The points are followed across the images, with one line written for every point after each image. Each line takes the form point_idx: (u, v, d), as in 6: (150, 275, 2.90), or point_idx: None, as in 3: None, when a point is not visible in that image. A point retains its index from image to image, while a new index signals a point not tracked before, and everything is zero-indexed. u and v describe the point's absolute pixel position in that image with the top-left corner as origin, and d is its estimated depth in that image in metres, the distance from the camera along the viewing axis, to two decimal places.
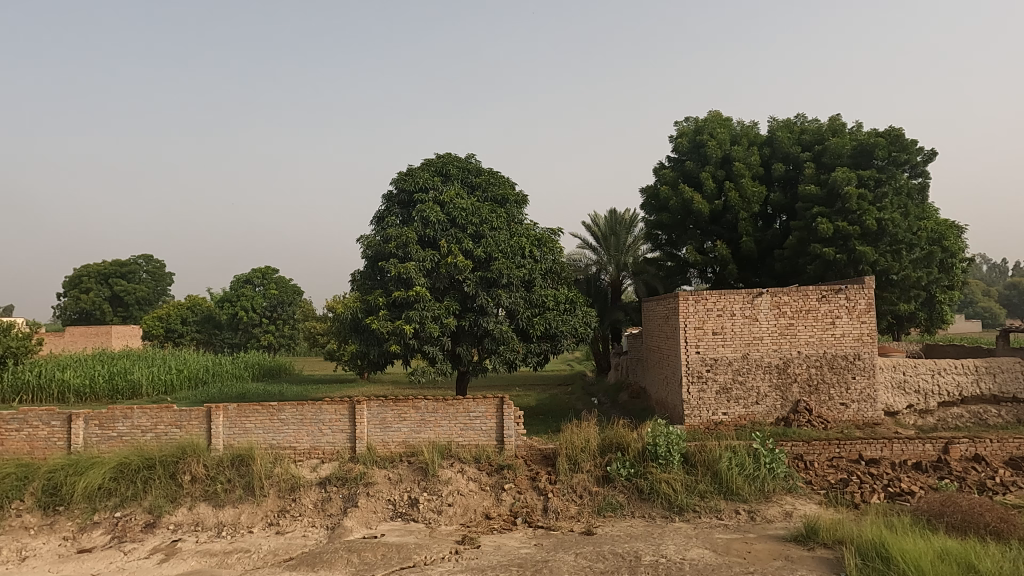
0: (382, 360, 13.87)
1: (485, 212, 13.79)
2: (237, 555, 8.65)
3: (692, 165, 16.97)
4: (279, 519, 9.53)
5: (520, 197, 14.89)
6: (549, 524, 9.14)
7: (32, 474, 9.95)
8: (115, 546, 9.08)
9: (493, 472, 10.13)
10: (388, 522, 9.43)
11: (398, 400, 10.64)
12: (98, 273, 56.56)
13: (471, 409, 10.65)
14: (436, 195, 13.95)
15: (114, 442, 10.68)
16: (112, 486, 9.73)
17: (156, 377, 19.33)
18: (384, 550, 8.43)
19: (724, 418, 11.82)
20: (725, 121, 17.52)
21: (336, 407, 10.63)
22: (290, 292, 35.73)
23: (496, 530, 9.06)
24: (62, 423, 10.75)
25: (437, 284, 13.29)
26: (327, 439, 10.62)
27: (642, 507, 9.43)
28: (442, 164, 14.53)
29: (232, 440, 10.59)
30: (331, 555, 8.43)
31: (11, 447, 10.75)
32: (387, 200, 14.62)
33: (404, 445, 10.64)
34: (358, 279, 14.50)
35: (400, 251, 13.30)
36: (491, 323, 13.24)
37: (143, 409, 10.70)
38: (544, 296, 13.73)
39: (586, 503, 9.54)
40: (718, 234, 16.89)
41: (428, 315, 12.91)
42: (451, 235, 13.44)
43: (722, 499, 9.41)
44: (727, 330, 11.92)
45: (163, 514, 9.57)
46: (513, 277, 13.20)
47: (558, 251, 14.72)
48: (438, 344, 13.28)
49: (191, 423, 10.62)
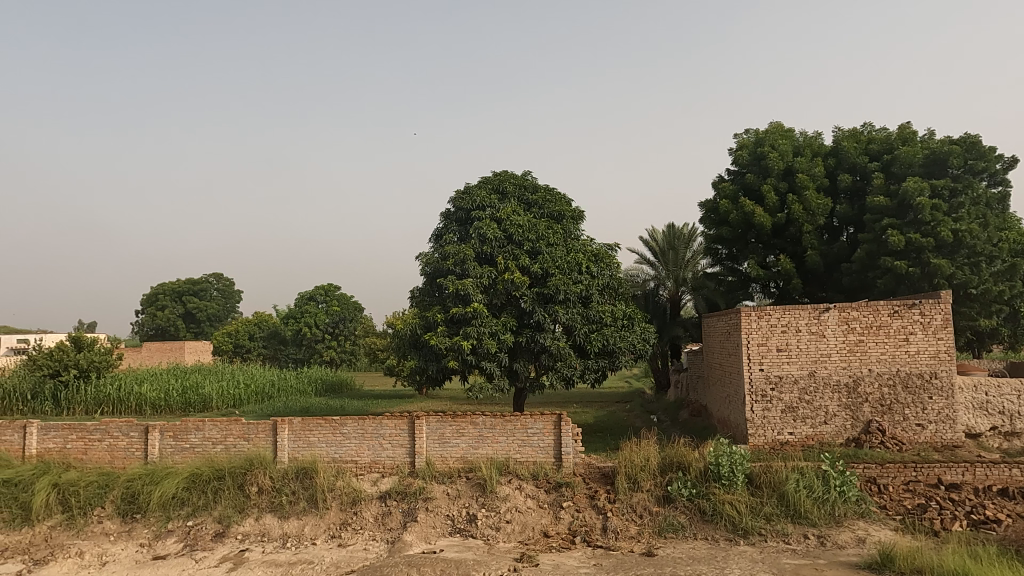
0: (440, 376, 14.06)
1: (541, 228, 13.80)
2: (301, 566, 8.89)
3: (753, 177, 16.57)
4: (342, 531, 9.71)
5: (576, 213, 14.85)
6: (608, 544, 9.01)
7: (112, 483, 10.45)
8: (187, 553, 9.44)
9: (552, 489, 10.06)
10: (446, 538, 9.48)
11: (456, 416, 10.73)
12: (172, 291, 59.73)
13: (529, 426, 10.62)
14: (493, 212, 14.09)
15: (186, 454, 11.14)
16: (185, 496, 10.14)
17: (226, 392, 20.11)
18: (443, 565, 8.47)
19: (791, 438, 11.39)
20: (788, 132, 17.10)
21: (395, 422, 10.78)
22: (351, 309, 36.51)
23: (554, 548, 8.99)
24: (139, 434, 11.28)
25: (494, 300, 13.37)
26: (386, 454, 10.78)
27: (705, 529, 9.18)
28: (499, 182, 14.72)
29: (296, 453, 10.88)
30: (392, 569, 8.53)
31: (93, 456, 11.37)
32: (445, 218, 14.86)
33: (463, 460, 10.68)
34: (417, 295, 14.80)
35: (458, 268, 13.50)
36: (548, 339, 13.18)
37: (213, 422, 11.12)
38: (601, 312, 13.64)
39: (646, 523, 9.36)
40: (780, 249, 16.50)
41: (485, 331, 12.99)
42: (508, 252, 13.52)
43: (789, 523, 9.07)
44: (792, 347, 11.53)
45: (231, 524, 9.88)
46: (570, 293, 13.18)
47: (615, 267, 14.61)
48: (496, 360, 13.32)
49: (258, 436, 10.98)
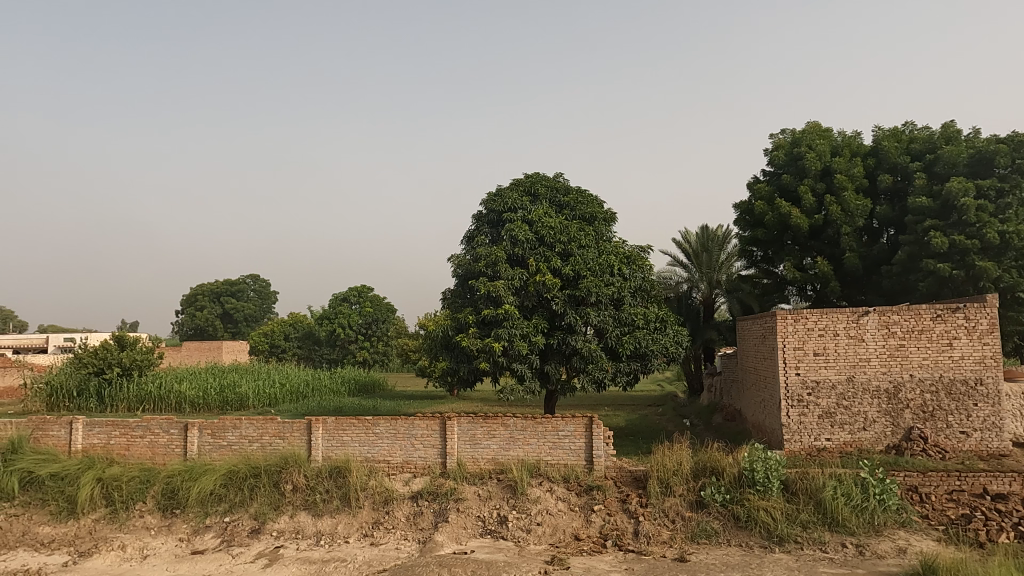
0: (471, 377, 14.12)
1: (573, 230, 13.74)
2: (334, 564, 9.00)
3: (789, 178, 16.28)
4: (374, 530, 9.81)
5: (608, 215, 14.77)
6: (640, 549, 8.93)
7: (153, 478, 10.73)
8: (224, 549, 9.64)
9: (583, 493, 10.02)
10: (477, 539, 9.51)
11: (487, 418, 10.75)
12: (211, 291, 61.17)
13: (560, 428, 10.59)
14: (525, 215, 14.10)
15: (224, 451, 11.38)
16: (222, 492, 10.36)
17: (261, 391, 20.49)
18: (474, 566, 8.50)
19: (829, 444, 11.14)
20: (826, 132, 16.73)
21: (427, 422, 10.86)
22: (384, 310, 36.79)
23: (586, 552, 8.94)
24: (179, 431, 11.56)
25: (526, 302, 13.38)
26: (418, 454, 10.86)
27: (738, 536, 9.04)
28: (531, 183, 14.72)
29: (330, 452, 11.03)
30: (423, 568, 8.59)
31: (135, 452, 11.69)
32: (477, 220, 14.91)
33: (494, 461, 10.71)
34: (449, 296, 14.89)
35: (489, 270, 13.55)
36: (579, 341, 13.19)
37: (250, 420, 11.34)
38: (634, 314, 13.54)
39: (678, 528, 9.26)
40: (817, 251, 16.19)
41: (517, 333, 12.99)
42: (539, 254, 13.51)
43: (826, 531, 8.89)
44: (830, 351, 11.29)
45: (267, 521, 10.06)
46: (602, 295, 13.12)
47: (647, 269, 14.49)
48: (527, 362, 13.32)
49: (293, 435, 11.17)
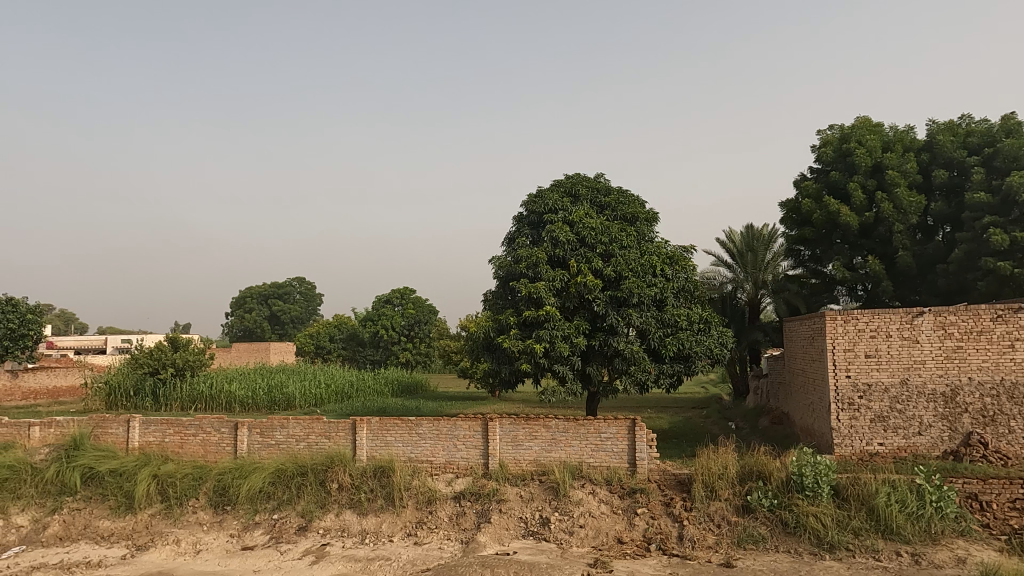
0: (513, 379, 14.14)
1: (615, 230, 13.63)
2: (379, 562, 9.13)
3: (838, 175, 15.83)
4: (417, 530, 9.91)
5: (650, 215, 14.61)
6: (685, 553, 8.81)
7: (205, 476, 11.07)
8: (273, 545, 9.88)
9: (626, 495, 9.93)
10: (520, 540, 9.51)
11: (529, 419, 10.76)
12: (259, 294, 62.90)
13: (603, 430, 10.53)
14: (566, 216, 14.05)
15: (272, 450, 11.66)
16: (270, 490, 10.62)
17: (308, 391, 20.94)
18: (517, 567, 8.51)
19: (881, 449, 10.77)
20: (876, 127, 16.21)
21: (469, 424, 10.93)
22: (426, 312, 37.17)
23: (629, 555, 8.86)
24: (229, 430, 11.90)
25: (567, 303, 13.34)
26: (461, 455, 10.93)
27: (787, 542, 8.83)
28: (571, 184, 14.68)
29: (374, 451, 11.20)
30: (466, 568, 8.63)
31: (189, 449, 12.07)
32: (518, 221, 14.94)
33: (536, 463, 10.70)
34: (490, 298, 14.96)
35: (530, 271, 13.55)
36: (621, 343, 13.05)
37: (297, 420, 11.59)
38: (677, 316, 13.35)
39: (724, 533, 9.10)
40: (868, 249, 15.72)
41: (558, 334, 12.96)
42: (580, 255, 13.44)
43: (879, 539, 8.61)
44: (882, 353, 10.94)
45: (314, 518, 10.26)
46: (644, 296, 12.98)
47: (690, 270, 14.29)
48: (569, 363, 13.28)
49: (338, 434, 11.38)
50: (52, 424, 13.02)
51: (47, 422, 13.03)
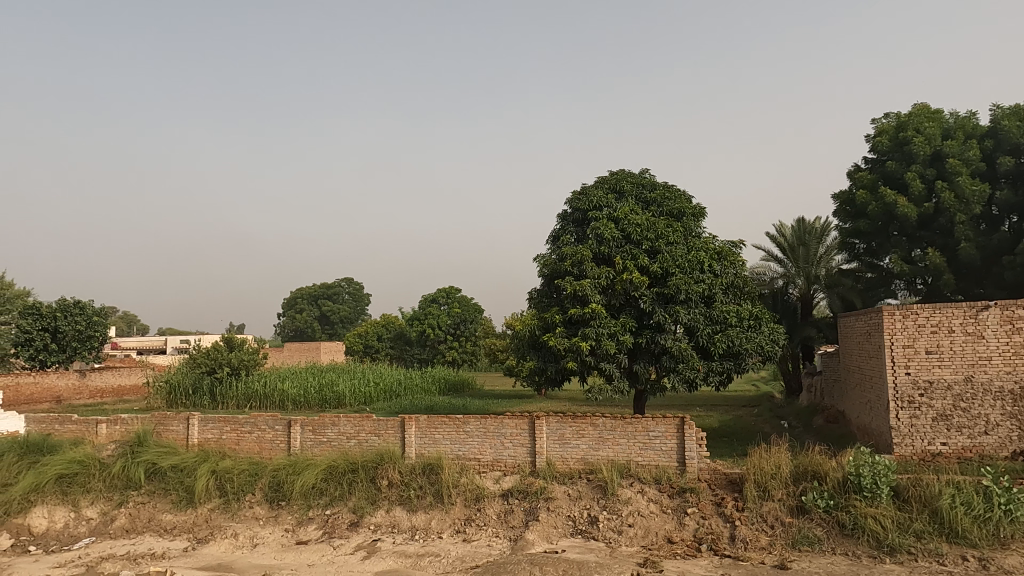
0: (559, 377, 14.12)
1: (661, 226, 13.45)
2: (429, 558, 9.25)
3: (895, 165, 15.27)
4: (466, 527, 10.00)
5: (697, 210, 14.36)
6: (737, 554, 8.65)
7: (260, 472, 11.41)
8: (326, 540, 10.10)
9: (675, 494, 9.79)
10: (568, 538, 9.49)
11: (576, 417, 10.72)
12: (309, 294, 64.43)
13: (651, 429, 10.41)
14: (611, 213, 13.92)
15: (324, 447, 11.93)
16: (323, 486, 10.87)
17: (357, 390, 21.35)
18: (565, 566, 8.49)
19: (944, 449, 10.35)
20: (936, 113, 15.56)
21: (516, 422, 10.96)
22: (471, 310, 37.38)
23: (679, 555, 8.75)
24: (283, 427, 12.22)
25: (613, 301, 13.24)
26: (508, 453, 10.98)
27: (845, 544, 8.56)
28: (616, 181, 14.55)
29: (423, 449, 11.35)
30: (515, 566, 8.66)
31: (245, 446, 12.45)
32: (562, 219, 14.88)
33: (583, 461, 10.66)
34: (535, 296, 14.96)
35: (575, 269, 13.48)
36: (669, 340, 12.87)
37: (348, 418, 11.83)
38: (726, 312, 13.10)
39: (778, 534, 8.88)
40: (928, 242, 15.13)
41: (605, 332, 12.89)
42: (626, 252, 13.31)
43: (944, 542, 8.29)
44: (944, 349, 10.50)
45: (365, 514, 10.45)
46: (692, 293, 12.78)
47: (739, 265, 13.98)
48: (615, 361, 13.19)
49: (387, 432, 11.57)
50: (118, 421, 13.61)
51: (113, 419, 13.63)
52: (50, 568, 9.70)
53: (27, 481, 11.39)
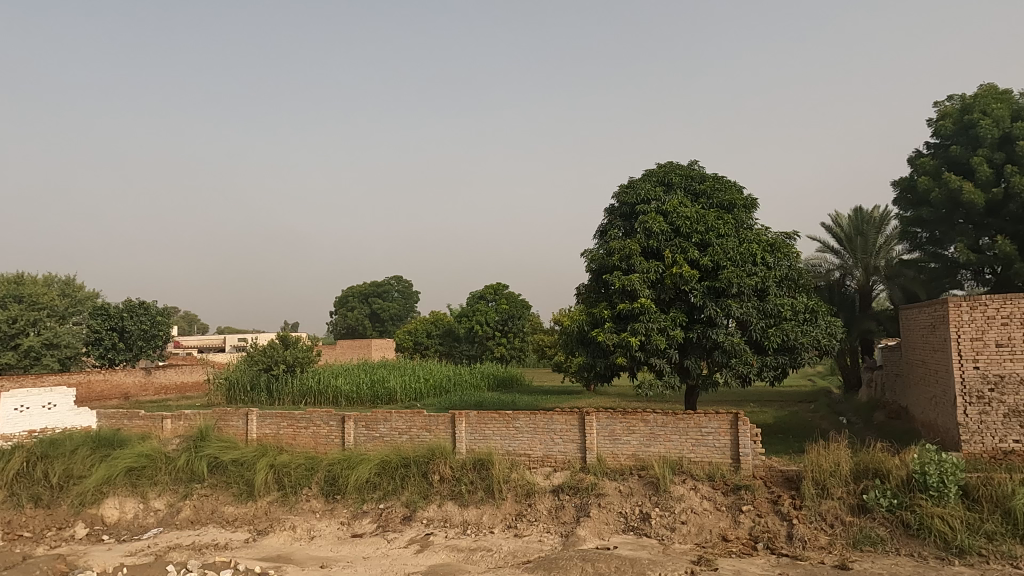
0: (608, 373, 13.99)
1: (711, 219, 13.19)
2: (481, 553, 9.32)
3: (959, 149, 14.61)
4: (517, 522, 10.03)
5: (748, 201, 14.03)
6: (795, 553, 8.43)
7: (316, 466, 11.71)
8: (380, 533, 10.28)
9: (730, 492, 9.60)
10: (620, 535, 9.42)
11: (627, 413, 10.64)
12: (360, 293, 65.75)
13: (703, 425, 10.25)
14: (659, 206, 13.72)
15: (377, 442, 12.15)
16: (376, 480, 11.09)
17: (408, 386, 21.65)
18: (618, 563, 8.43)
19: (1018, 447, 9.83)
20: (1004, 94, 14.79)
21: (566, 417, 10.95)
22: (518, 307, 37.46)
23: (734, 554, 8.59)
24: (337, 423, 12.50)
25: (663, 295, 13.07)
26: (558, 449, 10.98)
27: (910, 545, 8.25)
28: (664, 173, 14.34)
29: (473, 444, 11.46)
30: (567, 562, 8.65)
31: (301, 441, 12.80)
32: (610, 213, 14.75)
33: (634, 458, 10.57)
34: (583, 291, 14.88)
35: (623, 264, 13.34)
36: (721, 334, 12.62)
37: (399, 414, 12.03)
38: (780, 306, 12.76)
39: (838, 533, 8.62)
40: (996, 229, 14.46)
41: (654, 327, 12.74)
42: (675, 245, 13.10)
43: (1018, 545, 7.89)
44: (1016, 342, 9.98)
45: (417, 509, 10.60)
46: (744, 286, 12.50)
47: (794, 257, 13.61)
48: (665, 357, 13.00)
49: (438, 428, 11.72)
50: (182, 417, 14.17)
51: (177, 415, 14.19)
52: (122, 556, 10.17)
53: (100, 474, 11.97)
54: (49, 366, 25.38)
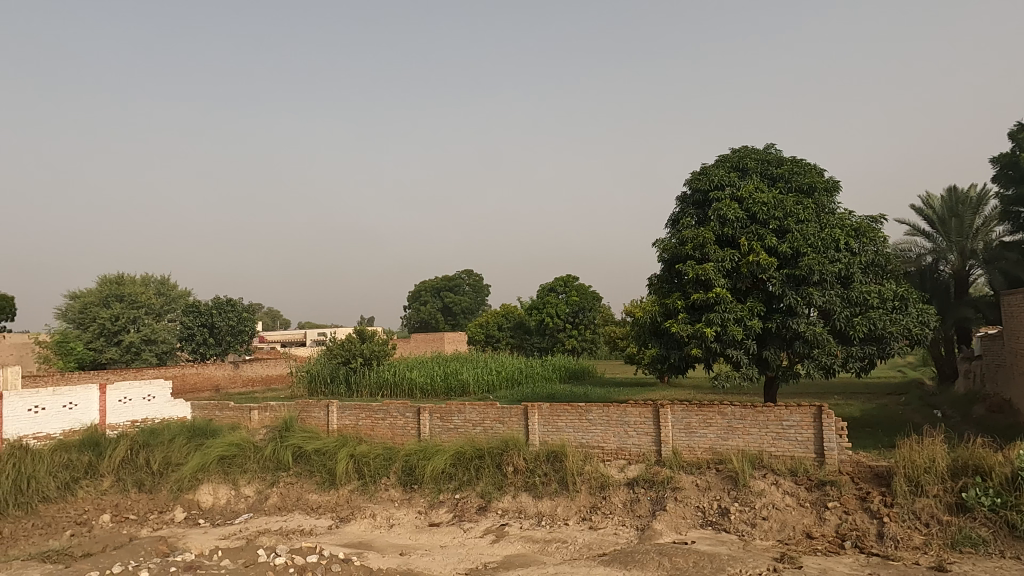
0: (683, 365, 13.71)
1: (790, 203, 12.68)
2: (556, 544, 9.35)
3: None
4: (592, 514, 9.98)
5: (830, 184, 13.40)
6: (886, 553, 8.02)
7: (394, 456, 12.06)
8: (456, 523, 10.46)
9: (814, 487, 9.23)
10: (697, 529, 9.23)
11: (703, 406, 10.41)
12: (432, 287, 67.17)
13: (784, 418, 9.90)
14: (733, 192, 13.29)
15: (452, 433, 12.37)
16: (452, 471, 11.30)
17: (481, 378, 21.93)
18: (696, 558, 8.26)
19: None
20: None
21: (640, 410, 10.83)
22: (590, 299, 37.20)
23: (820, 551, 8.25)
24: (413, 415, 12.81)
25: (739, 285, 12.68)
26: (633, 441, 10.88)
27: (1016, 547, 7.69)
28: (738, 158, 13.87)
29: (546, 436, 11.52)
30: (643, 555, 8.55)
31: (379, 432, 13.18)
32: (682, 201, 14.41)
33: (711, 451, 10.34)
34: (655, 282, 14.64)
35: (697, 253, 13.03)
36: (802, 324, 12.12)
37: (473, 406, 12.21)
38: (866, 293, 12.15)
39: (934, 533, 8.15)
40: None
41: (730, 317, 12.38)
42: (751, 232, 12.67)
43: None
44: None
45: (492, 499, 10.71)
46: (827, 273, 11.97)
47: (881, 241, 12.88)
48: (743, 347, 12.62)
49: (511, 419, 11.83)
50: (268, 408, 14.86)
51: (263, 407, 14.89)
52: (217, 540, 10.77)
53: (195, 462, 12.70)
54: (148, 361, 27.04)
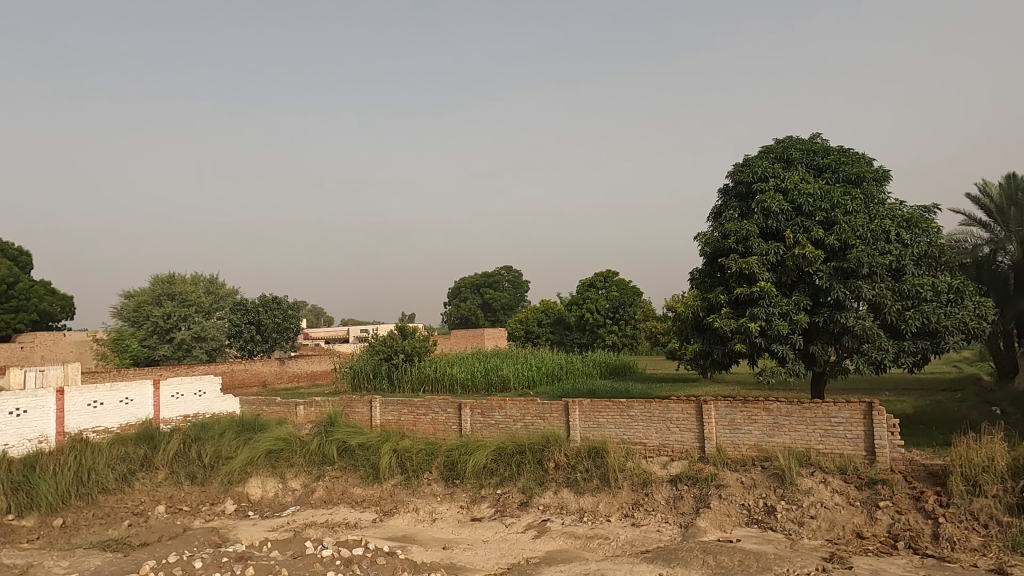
0: (727, 360, 13.47)
1: (837, 194, 12.33)
2: (598, 541, 9.31)
3: None
4: (635, 511, 9.91)
5: (879, 173, 12.99)
6: (941, 554, 7.75)
7: (436, 452, 12.19)
8: (498, 518, 10.51)
9: (865, 486, 8.98)
10: (742, 528, 9.07)
11: (747, 402, 10.22)
12: (472, 284, 67.57)
13: (832, 415, 9.65)
14: (778, 183, 12.99)
15: (493, 428, 12.43)
16: (493, 466, 11.36)
17: (521, 373, 21.98)
18: (741, 556, 8.12)
19: None
20: None
21: (682, 406, 10.69)
22: (630, 293, 36.86)
23: (872, 552, 8.02)
24: (454, 410, 12.91)
25: (784, 278, 12.40)
26: (675, 438, 10.75)
27: None
28: (782, 149, 13.55)
29: (587, 432, 11.48)
30: (687, 553, 8.45)
31: (421, 427, 13.33)
32: (724, 194, 14.15)
33: (757, 448, 10.15)
34: (697, 277, 14.41)
35: (740, 246, 12.78)
36: (850, 319, 11.79)
37: (514, 401, 12.25)
38: (918, 286, 11.74)
39: (993, 535, 7.84)
40: None
41: (775, 312, 12.11)
42: (797, 224, 12.37)
43: None
44: None
45: (534, 495, 10.73)
46: (876, 266, 11.62)
47: (934, 232, 12.43)
48: (789, 343, 12.33)
49: (552, 415, 11.82)
50: (313, 404, 15.16)
51: (308, 402, 15.21)
52: (266, 531, 11.06)
53: (245, 456, 13.07)
54: (199, 357, 27.93)
